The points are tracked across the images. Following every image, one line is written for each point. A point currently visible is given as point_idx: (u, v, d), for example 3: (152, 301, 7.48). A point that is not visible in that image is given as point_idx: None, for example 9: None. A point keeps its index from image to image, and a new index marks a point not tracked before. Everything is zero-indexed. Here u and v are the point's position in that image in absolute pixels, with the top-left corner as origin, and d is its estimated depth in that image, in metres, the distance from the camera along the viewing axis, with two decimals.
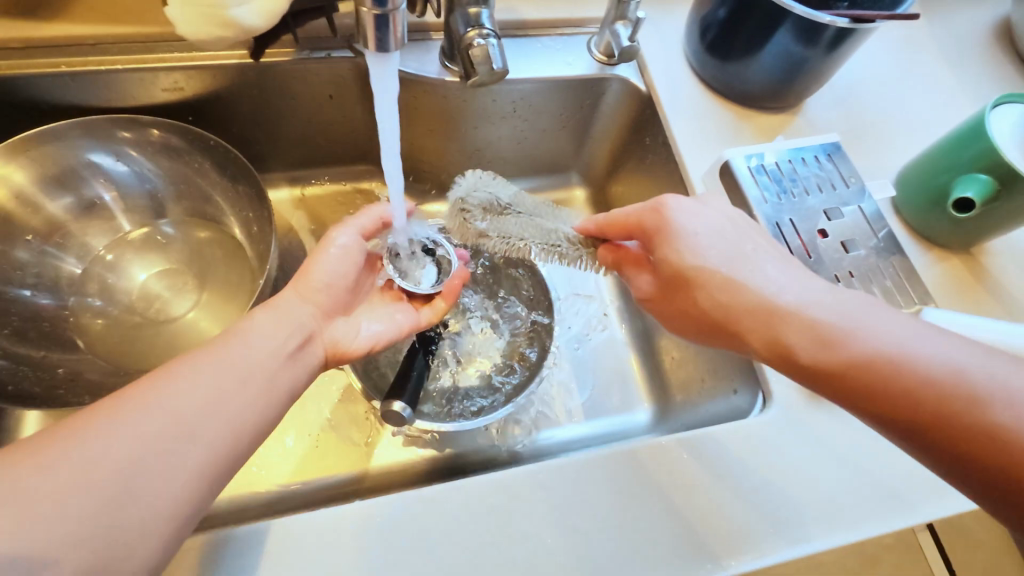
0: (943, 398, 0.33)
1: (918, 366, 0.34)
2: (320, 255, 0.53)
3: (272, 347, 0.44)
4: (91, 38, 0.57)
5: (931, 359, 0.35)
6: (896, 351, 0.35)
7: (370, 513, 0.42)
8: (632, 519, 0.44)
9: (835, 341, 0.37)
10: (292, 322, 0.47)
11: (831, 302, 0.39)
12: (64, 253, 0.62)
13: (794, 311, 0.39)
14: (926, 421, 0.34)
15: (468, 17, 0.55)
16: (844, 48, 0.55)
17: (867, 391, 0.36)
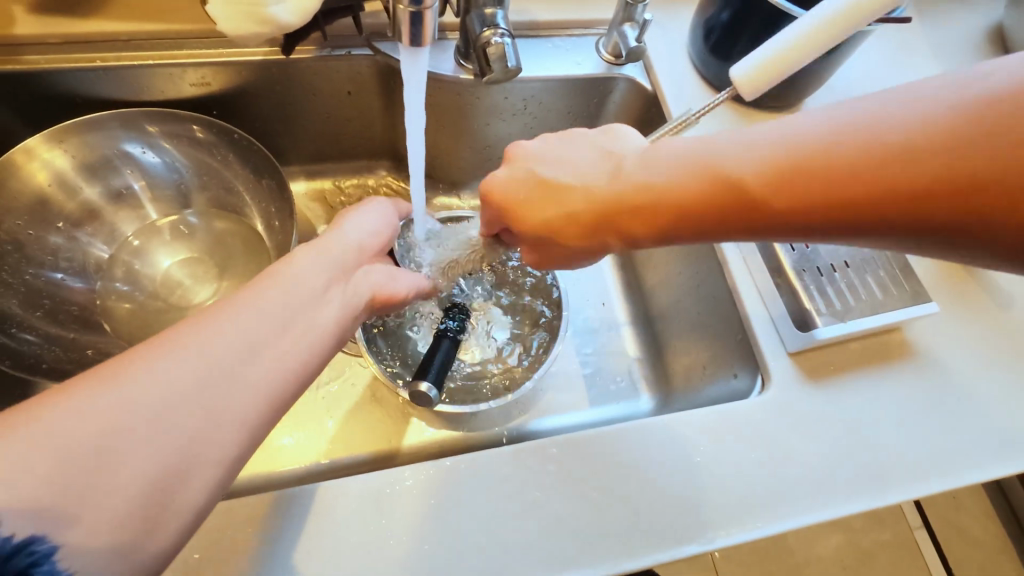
0: (907, 156, 0.33)
1: (877, 142, 0.34)
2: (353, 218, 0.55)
3: (318, 283, 0.45)
4: (125, 35, 0.59)
5: (885, 135, 0.34)
6: (848, 147, 0.34)
7: (392, 483, 0.45)
8: (636, 491, 0.47)
9: (736, 180, 0.39)
10: (335, 263, 0.48)
11: (772, 129, 0.38)
12: (94, 239, 0.64)
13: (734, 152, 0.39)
14: (908, 182, 0.33)
15: (484, 18, 0.57)
16: (841, 50, 0.58)
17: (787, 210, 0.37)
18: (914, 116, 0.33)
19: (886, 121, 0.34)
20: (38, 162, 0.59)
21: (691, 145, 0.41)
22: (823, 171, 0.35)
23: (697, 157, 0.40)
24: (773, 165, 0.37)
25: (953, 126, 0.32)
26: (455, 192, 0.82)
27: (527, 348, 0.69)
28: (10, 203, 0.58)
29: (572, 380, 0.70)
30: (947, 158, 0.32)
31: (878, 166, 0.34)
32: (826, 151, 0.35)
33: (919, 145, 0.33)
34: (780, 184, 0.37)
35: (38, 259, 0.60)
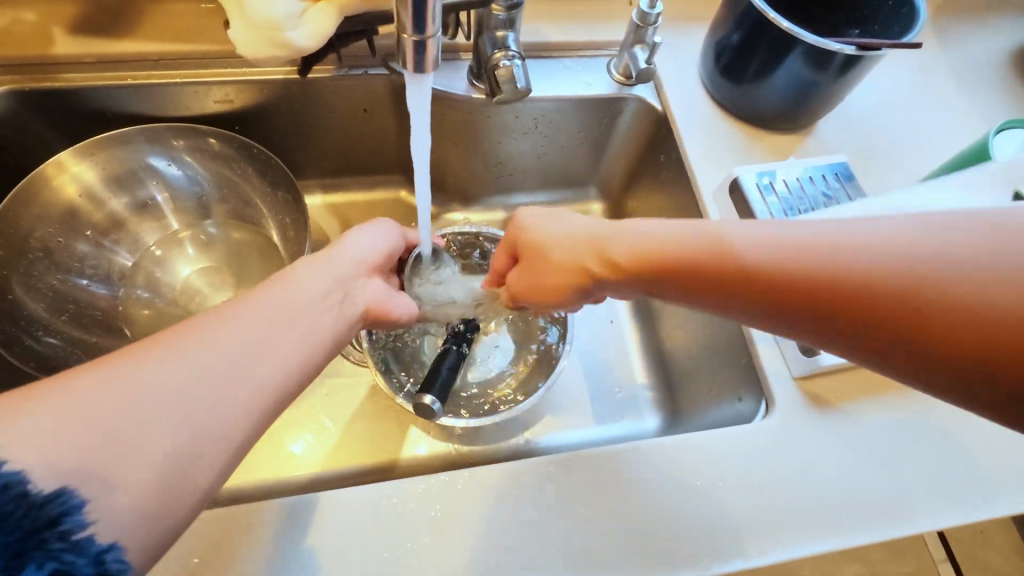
0: (831, 281, 0.33)
1: (864, 288, 0.32)
2: (362, 230, 0.55)
3: (318, 298, 0.45)
4: (155, 54, 0.63)
5: (884, 243, 0.32)
6: (849, 272, 0.32)
7: (392, 496, 0.46)
8: (634, 512, 0.46)
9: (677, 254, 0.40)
10: (334, 281, 0.48)
11: (775, 224, 0.37)
12: (118, 248, 0.67)
13: (739, 241, 0.37)
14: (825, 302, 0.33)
15: (496, 40, 0.59)
16: (853, 73, 0.58)
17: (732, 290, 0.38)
18: (882, 240, 0.32)
19: (871, 239, 0.33)
20: (68, 176, 0.62)
21: (675, 226, 0.41)
22: (815, 276, 0.34)
23: (674, 251, 0.40)
24: (766, 276, 0.36)
25: (939, 253, 0.30)
26: (467, 207, 0.83)
27: (531, 363, 0.69)
28: (42, 212, 0.61)
29: (577, 399, 0.70)
30: (944, 305, 0.30)
31: (868, 274, 0.32)
32: (821, 277, 0.33)
33: (916, 306, 0.30)
34: (763, 291, 0.36)
35: (66, 265, 0.63)
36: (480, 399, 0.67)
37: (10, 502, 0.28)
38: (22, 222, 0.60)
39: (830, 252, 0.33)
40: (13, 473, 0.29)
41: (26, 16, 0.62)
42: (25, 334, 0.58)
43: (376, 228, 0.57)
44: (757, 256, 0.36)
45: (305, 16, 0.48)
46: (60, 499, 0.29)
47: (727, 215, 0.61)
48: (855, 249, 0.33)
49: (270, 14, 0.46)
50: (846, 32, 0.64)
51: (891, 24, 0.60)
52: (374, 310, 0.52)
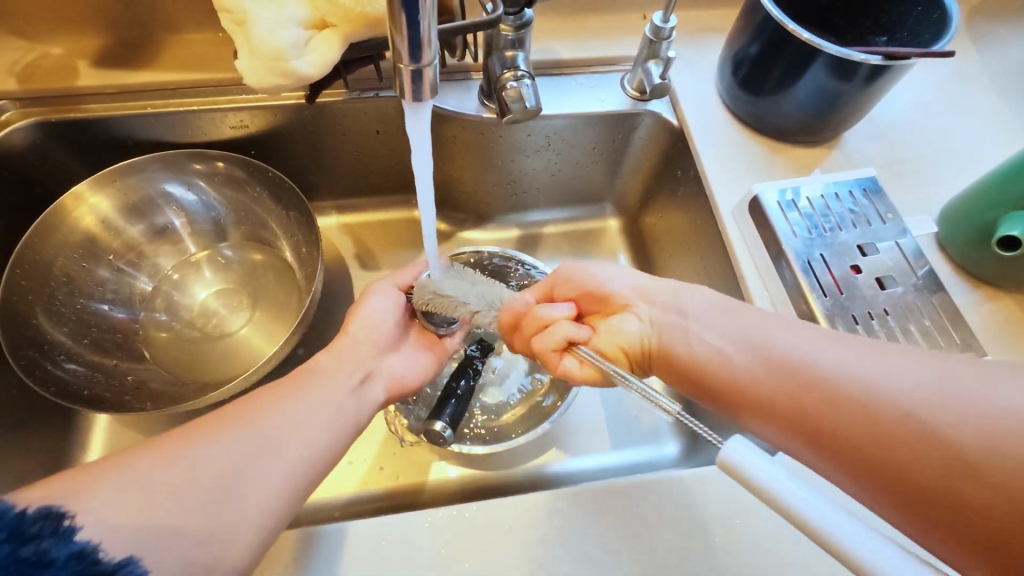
0: (899, 448, 0.32)
1: (879, 421, 0.33)
2: (372, 304, 0.56)
3: (342, 381, 0.47)
4: (173, 84, 0.64)
5: (912, 393, 0.33)
6: (859, 407, 0.34)
7: (396, 531, 0.44)
8: (655, 553, 0.44)
9: (782, 375, 0.38)
10: (355, 362, 0.51)
11: (788, 335, 0.39)
12: (138, 272, 0.68)
13: (751, 360, 0.40)
14: (894, 469, 0.32)
15: (505, 60, 0.58)
16: (881, 83, 0.55)
17: (811, 432, 0.36)
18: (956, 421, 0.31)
19: (890, 382, 0.34)
20: (86, 207, 0.64)
21: (720, 334, 0.42)
22: (834, 408, 0.35)
23: (698, 363, 0.42)
24: (778, 411, 0.37)
25: (960, 415, 0.31)
26: (481, 226, 0.82)
27: (545, 387, 0.67)
28: (65, 241, 0.63)
29: (591, 422, 0.68)
30: (951, 461, 0.30)
31: (876, 416, 0.33)
32: (825, 398, 0.35)
33: (905, 470, 0.32)
34: (769, 397, 0.38)
35: (88, 291, 0.65)
36: (492, 421, 0.66)
37: (88, 566, 0.28)
38: (46, 251, 0.62)
39: (895, 416, 0.32)
40: (89, 542, 0.29)
41: (52, 50, 0.65)
42: (46, 359, 0.59)
43: (383, 292, 0.58)
44: (766, 368, 0.38)
45: (309, 46, 0.48)
46: (127, 568, 0.29)
47: (748, 233, 0.58)
48: (885, 396, 0.33)
49: (274, 43, 0.47)
50: (872, 40, 0.62)
51: (920, 30, 0.57)
52: (391, 388, 0.54)
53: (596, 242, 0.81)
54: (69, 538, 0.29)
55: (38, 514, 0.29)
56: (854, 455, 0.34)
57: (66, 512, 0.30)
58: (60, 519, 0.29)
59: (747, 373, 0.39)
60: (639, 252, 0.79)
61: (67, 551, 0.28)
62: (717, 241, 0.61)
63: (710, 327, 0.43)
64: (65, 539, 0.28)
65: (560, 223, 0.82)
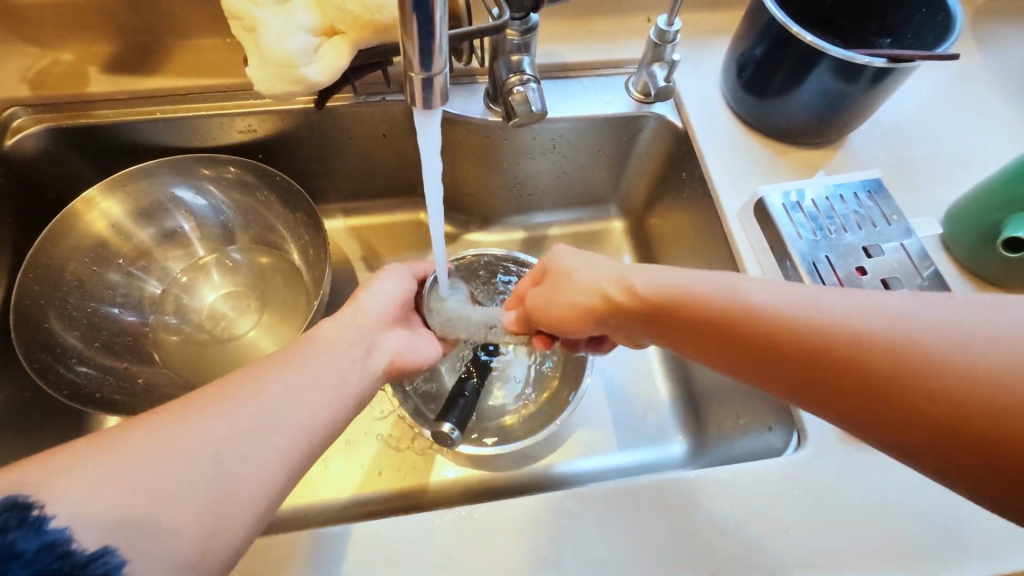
0: (866, 362, 0.30)
1: (852, 343, 0.31)
2: (386, 283, 0.56)
3: (348, 355, 0.46)
4: (182, 90, 0.65)
5: (890, 315, 0.31)
6: (841, 331, 0.31)
7: (406, 533, 0.45)
8: (662, 553, 0.44)
9: (737, 306, 0.36)
10: (353, 334, 0.49)
11: (757, 279, 0.37)
12: (147, 276, 0.69)
13: (711, 289, 0.38)
14: (854, 371, 0.30)
15: (511, 64, 0.59)
16: (886, 84, 0.55)
17: (770, 349, 0.34)
18: (920, 318, 0.30)
19: (872, 309, 0.31)
20: (97, 212, 0.65)
21: (682, 275, 0.41)
22: (797, 328, 0.33)
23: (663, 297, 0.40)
24: (742, 333, 0.35)
25: (948, 333, 0.28)
26: (487, 228, 0.82)
27: (551, 388, 0.68)
28: (76, 245, 0.64)
29: (597, 423, 0.68)
30: (944, 382, 0.27)
31: (856, 338, 0.31)
32: (801, 328, 0.33)
33: (895, 381, 0.29)
34: (744, 346, 0.35)
35: (99, 294, 0.65)
36: (499, 423, 0.66)
37: (57, 562, 0.28)
38: (58, 255, 0.63)
39: (868, 325, 0.30)
40: (60, 531, 0.29)
41: (63, 57, 0.65)
42: (59, 363, 0.60)
43: (396, 277, 0.58)
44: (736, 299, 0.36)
45: (319, 52, 0.49)
46: (104, 559, 0.29)
47: (753, 236, 0.58)
48: (859, 314, 0.31)
49: (284, 50, 0.47)
50: (877, 42, 0.62)
51: (924, 32, 0.57)
52: (392, 360, 0.52)
53: (601, 244, 0.81)
54: (40, 529, 0.28)
55: (3, 506, 0.28)
56: (831, 385, 0.31)
57: (34, 501, 0.29)
58: (28, 508, 0.29)
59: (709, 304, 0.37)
60: (644, 253, 0.79)
61: (37, 543, 0.28)
62: (723, 243, 0.61)
63: (694, 282, 0.40)
64: (38, 529, 0.28)
65: (565, 225, 0.82)
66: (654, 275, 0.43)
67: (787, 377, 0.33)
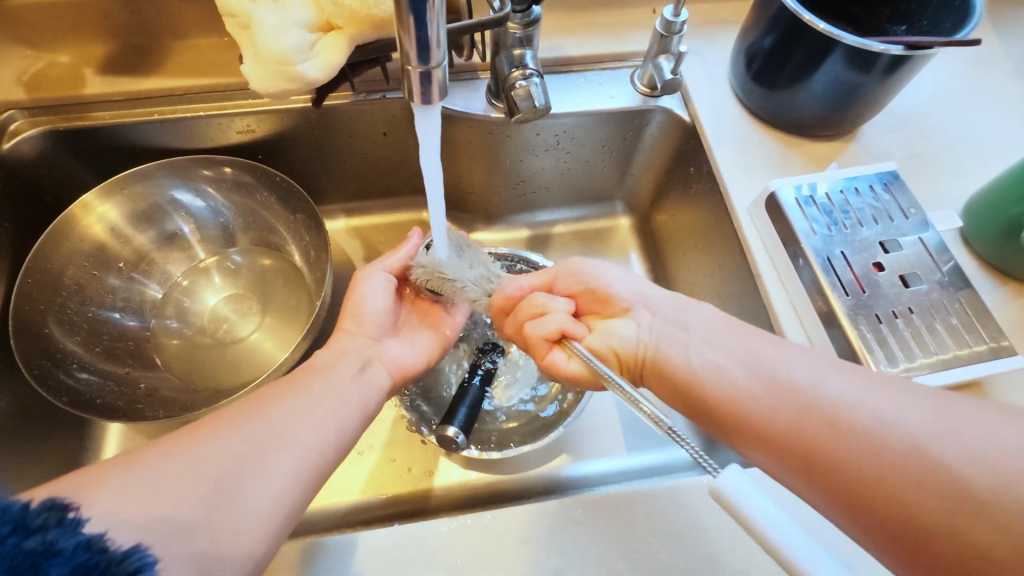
0: (885, 488, 0.33)
1: (872, 455, 0.33)
2: (371, 285, 0.56)
3: (343, 373, 0.48)
4: (179, 90, 0.64)
5: (908, 426, 0.33)
6: (853, 440, 0.34)
7: (409, 541, 0.44)
8: (675, 560, 0.43)
9: (767, 401, 0.39)
10: (352, 352, 0.51)
11: (803, 373, 0.39)
12: (148, 279, 0.68)
13: (758, 380, 0.40)
14: (871, 495, 0.33)
15: (513, 59, 0.57)
16: (901, 74, 0.53)
17: (786, 446, 0.37)
18: (944, 448, 0.32)
19: (890, 420, 0.34)
20: (94, 216, 0.64)
21: (718, 359, 0.43)
22: (827, 439, 0.35)
23: (704, 385, 0.42)
24: (769, 438, 0.38)
25: (960, 446, 0.32)
26: (490, 227, 0.81)
27: (558, 389, 0.66)
28: (74, 250, 0.63)
29: (605, 424, 0.67)
30: (954, 488, 0.31)
31: (887, 456, 0.33)
32: (837, 448, 0.35)
33: (902, 495, 0.32)
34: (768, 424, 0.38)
35: (99, 299, 0.65)
36: (507, 424, 0.65)
37: (90, 555, 0.26)
38: (56, 260, 0.62)
39: (874, 434, 0.34)
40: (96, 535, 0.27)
41: (59, 58, 0.65)
42: (60, 369, 0.59)
43: (378, 278, 0.56)
44: (768, 403, 0.38)
45: (315, 49, 0.48)
46: (136, 555, 0.28)
47: (765, 232, 0.57)
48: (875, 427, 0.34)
49: (279, 47, 0.46)
50: (891, 29, 0.60)
51: (941, 18, 0.55)
52: (395, 372, 0.54)
53: (607, 242, 0.80)
54: (70, 530, 0.27)
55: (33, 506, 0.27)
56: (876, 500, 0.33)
57: (65, 504, 0.28)
58: (60, 509, 0.28)
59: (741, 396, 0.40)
60: (651, 251, 0.77)
61: (70, 541, 0.26)
62: (733, 239, 0.60)
63: (735, 365, 0.42)
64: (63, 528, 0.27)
65: (570, 223, 0.81)
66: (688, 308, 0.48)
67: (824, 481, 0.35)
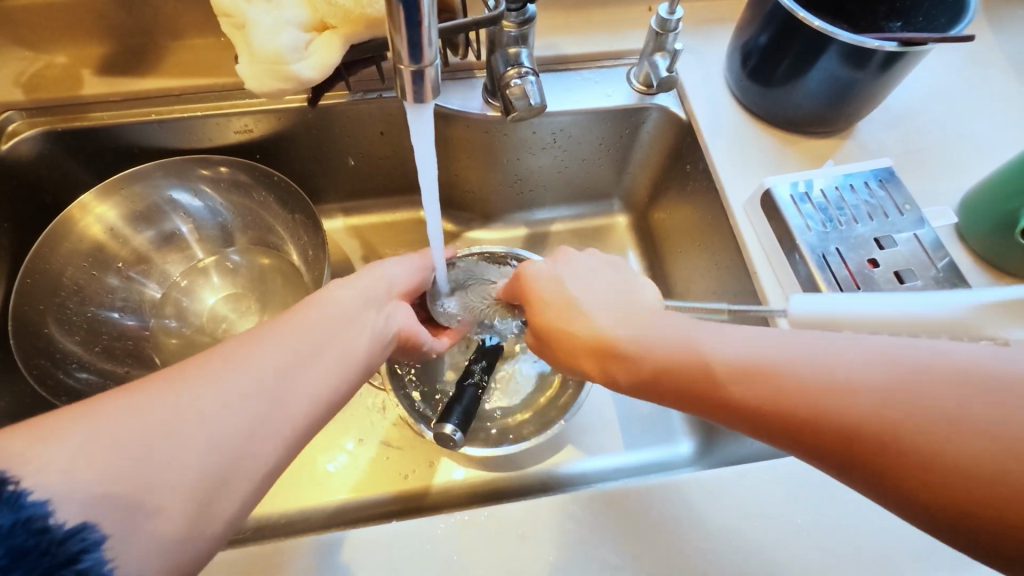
0: (870, 432, 0.28)
1: (845, 403, 0.29)
2: (403, 259, 0.54)
3: (362, 325, 0.44)
4: (177, 90, 0.64)
5: (885, 360, 0.30)
6: (819, 378, 0.31)
7: (406, 537, 0.44)
8: (669, 556, 0.43)
9: (728, 359, 0.35)
10: (375, 302, 0.47)
11: (759, 330, 0.35)
12: (147, 279, 0.69)
13: (714, 342, 0.36)
14: (853, 440, 0.29)
15: (508, 57, 0.57)
16: (896, 71, 0.53)
17: (754, 402, 0.33)
18: (927, 380, 0.28)
19: (862, 364, 0.30)
20: (92, 217, 0.64)
21: (676, 320, 0.40)
22: (798, 387, 0.31)
23: (653, 347, 0.39)
24: (733, 395, 0.34)
25: (944, 373, 0.28)
26: (488, 226, 0.81)
27: (557, 387, 0.67)
28: (73, 250, 0.64)
29: (603, 421, 0.67)
30: (943, 432, 0.26)
31: (862, 398, 0.29)
32: (807, 393, 0.31)
33: (899, 441, 0.27)
34: (748, 399, 0.33)
35: (98, 299, 0.65)
36: (506, 422, 0.65)
37: (32, 539, 0.26)
38: (55, 260, 0.62)
39: (845, 376, 0.30)
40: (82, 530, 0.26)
41: (57, 60, 0.65)
42: (59, 368, 0.59)
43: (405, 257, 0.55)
44: (723, 357, 0.35)
45: (310, 48, 0.48)
46: (82, 535, 0.26)
47: (761, 228, 0.57)
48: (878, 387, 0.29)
49: (274, 46, 0.46)
50: (887, 26, 0.60)
51: (936, 14, 0.55)
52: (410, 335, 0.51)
53: (604, 240, 0.80)
54: (15, 505, 0.26)
55: None
56: (890, 466, 0.28)
57: (9, 475, 0.26)
58: (2, 483, 0.26)
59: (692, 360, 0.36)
60: (649, 249, 0.78)
61: (11, 519, 0.25)
62: (728, 237, 0.60)
63: (690, 327, 0.38)
64: (15, 504, 0.26)
65: (567, 221, 0.81)
66: (627, 297, 0.45)
67: (828, 455, 0.30)
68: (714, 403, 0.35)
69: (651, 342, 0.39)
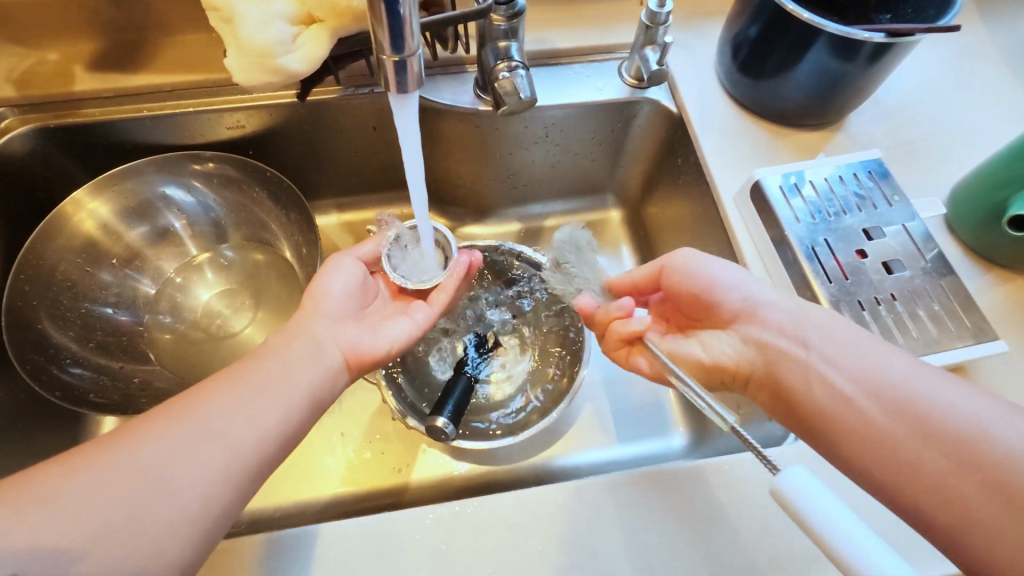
0: (938, 473, 0.34)
1: (934, 440, 0.35)
2: (338, 268, 0.55)
3: (299, 355, 0.46)
4: (168, 86, 0.64)
5: (985, 425, 0.35)
6: (921, 415, 0.36)
7: (395, 528, 0.44)
8: (656, 547, 0.43)
9: (841, 381, 0.39)
10: (311, 331, 0.49)
11: (879, 363, 0.39)
12: (140, 275, 0.69)
13: (838, 364, 0.40)
14: (918, 472, 0.35)
15: (498, 51, 0.57)
16: (885, 62, 0.53)
17: (848, 421, 0.38)
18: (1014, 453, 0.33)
19: (968, 417, 0.35)
20: (85, 213, 0.65)
21: (806, 335, 0.43)
22: (896, 416, 0.37)
23: (785, 365, 0.42)
24: (834, 414, 0.39)
25: None
26: (481, 221, 0.81)
27: (550, 381, 0.67)
28: (66, 246, 0.64)
29: (596, 415, 0.67)
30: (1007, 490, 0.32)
31: (949, 445, 0.35)
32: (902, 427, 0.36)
33: (954, 486, 0.34)
34: (844, 417, 0.38)
35: (92, 295, 0.65)
36: (499, 415, 0.66)
37: None
38: (48, 257, 0.62)
39: (943, 421, 0.35)
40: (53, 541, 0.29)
41: (48, 57, 0.65)
42: (53, 364, 0.59)
43: (346, 262, 0.56)
44: (844, 379, 0.39)
45: (298, 41, 0.48)
46: None
47: (750, 221, 0.57)
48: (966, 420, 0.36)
49: (262, 40, 0.46)
50: (876, 18, 0.60)
51: (924, 6, 0.55)
52: (360, 350, 0.52)
53: (598, 235, 0.80)
54: None
55: None
56: (937, 495, 0.34)
57: None
58: None
59: (813, 374, 0.41)
60: (643, 243, 0.78)
61: None
62: (719, 229, 0.60)
63: (814, 347, 0.42)
64: None
65: (561, 216, 0.81)
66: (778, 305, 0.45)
67: (883, 473, 0.37)
68: (812, 416, 0.40)
69: (825, 366, 0.40)
